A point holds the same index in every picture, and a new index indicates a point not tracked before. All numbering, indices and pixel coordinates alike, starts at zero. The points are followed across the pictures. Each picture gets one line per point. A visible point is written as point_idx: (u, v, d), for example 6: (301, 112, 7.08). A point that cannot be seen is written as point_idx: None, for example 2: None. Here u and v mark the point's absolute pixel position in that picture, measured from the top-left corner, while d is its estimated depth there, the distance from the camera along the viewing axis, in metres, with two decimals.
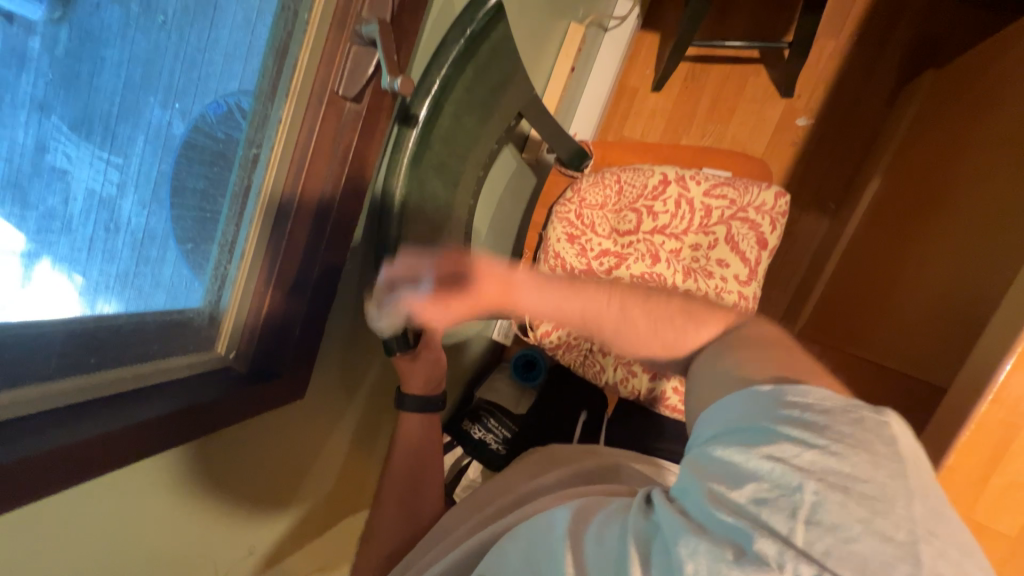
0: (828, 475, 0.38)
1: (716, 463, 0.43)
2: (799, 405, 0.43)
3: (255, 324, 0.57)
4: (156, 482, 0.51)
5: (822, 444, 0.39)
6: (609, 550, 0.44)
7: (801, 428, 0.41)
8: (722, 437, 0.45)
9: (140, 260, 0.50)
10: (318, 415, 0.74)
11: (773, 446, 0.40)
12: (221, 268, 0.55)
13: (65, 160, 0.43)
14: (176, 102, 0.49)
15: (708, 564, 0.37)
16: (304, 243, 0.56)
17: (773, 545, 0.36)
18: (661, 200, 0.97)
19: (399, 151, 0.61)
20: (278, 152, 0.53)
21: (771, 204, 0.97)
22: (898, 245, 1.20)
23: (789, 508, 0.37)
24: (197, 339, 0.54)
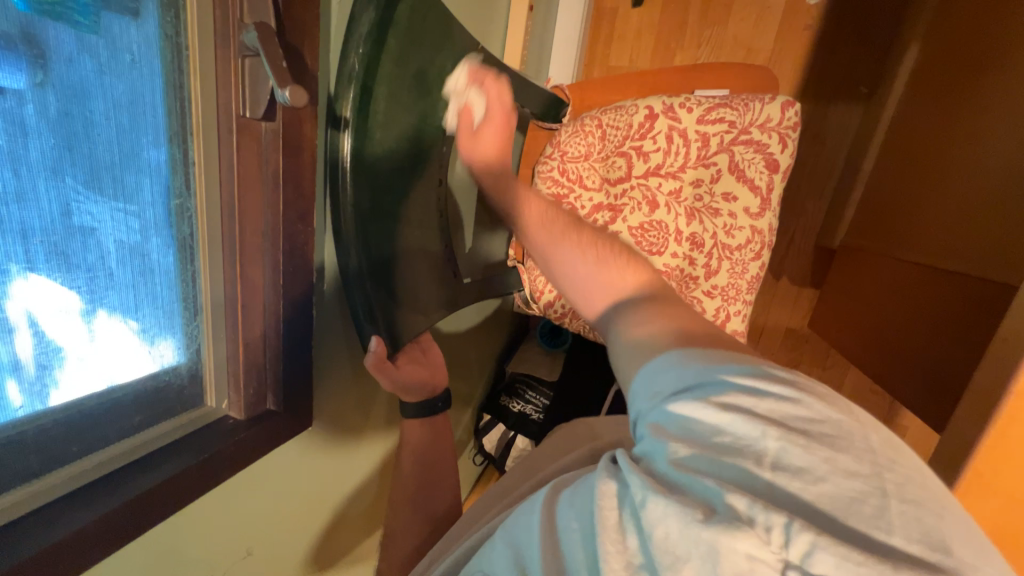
0: (787, 422, 0.33)
1: (670, 420, 0.37)
2: (760, 368, 0.38)
3: (237, 370, 0.57)
4: (208, 514, 0.56)
5: (785, 392, 0.35)
6: (584, 519, 0.37)
7: (757, 379, 0.37)
8: (677, 393, 0.39)
9: (177, 295, 0.52)
10: (336, 435, 0.75)
11: (733, 398, 0.35)
12: (196, 324, 0.54)
13: (89, 218, 0.43)
14: (169, 138, 0.47)
15: (680, 526, 0.30)
16: (263, 282, 0.54)
17: (743, 497, 0.30)
18: (650, 138, 0.86)
19: (337, 158, 0.56)
20: (205, 196, 0.50)
21: (778, 118, 0.84)
22: (945, 127, 1.03)
23: (754, 460, 0.32)
24: (185, 398, 0.55)
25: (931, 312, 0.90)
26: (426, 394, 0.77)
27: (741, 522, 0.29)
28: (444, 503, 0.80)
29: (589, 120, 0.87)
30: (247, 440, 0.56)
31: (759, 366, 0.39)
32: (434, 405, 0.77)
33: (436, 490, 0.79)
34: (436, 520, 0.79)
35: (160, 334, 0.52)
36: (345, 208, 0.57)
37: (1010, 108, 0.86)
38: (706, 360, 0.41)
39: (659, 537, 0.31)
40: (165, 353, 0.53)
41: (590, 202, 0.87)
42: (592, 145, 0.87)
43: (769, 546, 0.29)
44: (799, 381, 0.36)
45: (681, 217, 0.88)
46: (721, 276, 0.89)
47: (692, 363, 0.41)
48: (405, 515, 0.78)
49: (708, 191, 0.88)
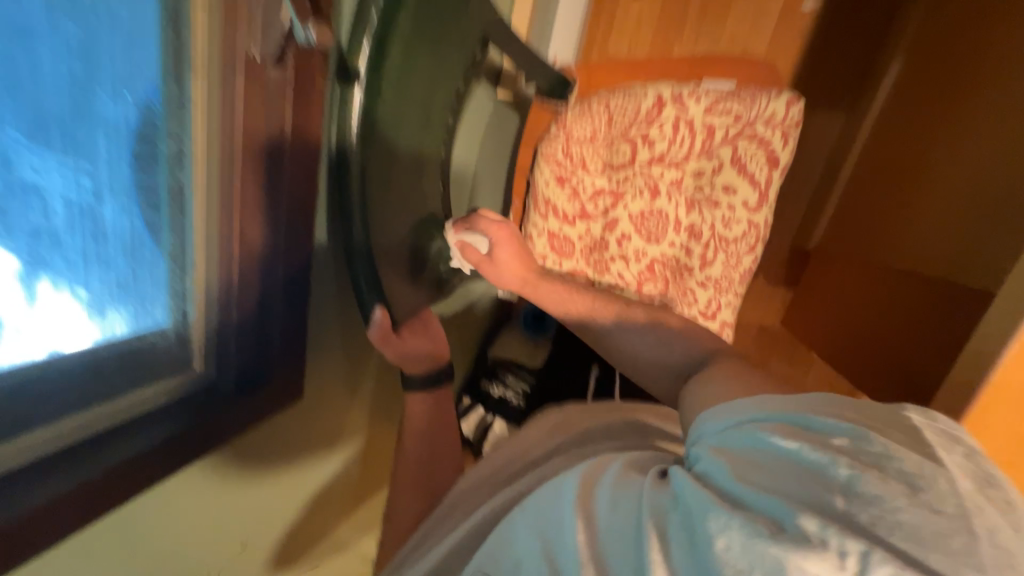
0: (859, 454, 0.36)
1: (739, 451, 0.41)
2: (826, 403, 0.41)
3: (225, 337, 0.52)
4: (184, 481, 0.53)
5: (854, 426, 0.38)
6: (628, 522, 0.41)
7: (826, 415, 0.40)
8: (742, 428, 0.43)
9: (137, 264, 0.49)
10: (324, 410, 0.72)
11: (797, 432, 0.39)
12: (177, 284, 0.50)
13: (33, 174, 0.40)
14: (131, 94, 0.44)
15: (742, 538, 0.34)
16: (261, 241, 0.50)
17: (815, 521, 0.33)
18: (657, 125, 0.87)
19: (345, 116, 0.53)
20: (200, 142, 0.46)
21: (782, 114, 0.86)
22: (923, 140, 1.09)
23: (822, 490, 0.35)
24: (172, 363, 0.51)
25: (902, 312, 0.96)
26: (429, 365, 0.74)
27: (814, 544, 0.32)
28: (434, 481, 0.78)
29: (596, 102, 0.85)
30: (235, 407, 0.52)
31: (819, 400, 0.42)
32: (440, 378, 0.75)
33: (427, 469, 0.77)
34: (424, 499, 0.78)
35: (115, 304, 0.48)
36: (353, 171, 0.54)
37: (985, 126, 0.93)
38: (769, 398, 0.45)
39: (721, 547, 0.35)
40: (116, 325, 0.48)
41: (592, 187, 0.88)
42: (598, 129, 0.86)
43: (844, 570, 0.31)
44: (872, 418, 0.39)
45: (681, 207, 0.91)
46: (715, 266, 0.93)
47: (761, 401, 0.45)
48: (393, 494, 0.76)
49: (708, 182, 0.91)
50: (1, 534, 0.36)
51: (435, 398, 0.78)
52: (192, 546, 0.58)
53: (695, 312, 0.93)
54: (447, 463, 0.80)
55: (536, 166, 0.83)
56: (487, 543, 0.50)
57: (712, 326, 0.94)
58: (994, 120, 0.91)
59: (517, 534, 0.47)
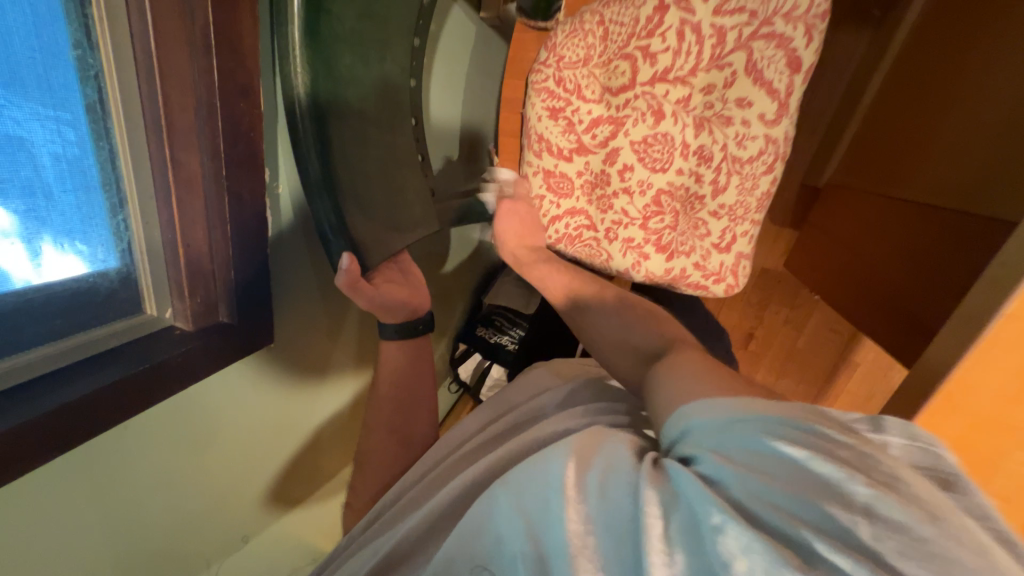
0: (874, 473, 0.34)
1: (743, 460, 0.39)
2: (827, 416, 0.40)
3: (177, 276, 0.50)
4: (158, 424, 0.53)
5: (862, 445, 0.36)
6: (622, 520, 0.39)
7: (833, 428, 0.38)
8: (743, 431, 0.40)
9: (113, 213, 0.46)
10: (304, 359, 0.71)
11: (808, 441, 0.37)
12: (122, 228, 0.47)
13: (14, 126, 0.38)
14: (81, 23, 0.39)
15: (765, 564, 0.31)
16: (202, 172, 0.45)
17: (842, 551, 0.31)
18: (658, 35, 0.76)
19: (284, 19, 0.45)
20: (111, 60, 0.41)
21: (806, 5, 0.74)
22: (959, 51, 0.96)
23: (840, 512, 0.33)
24: (120, 306, 0.48)
25: (914, 246, 0.91)
26: (408, 314, 0.72)
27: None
28: (419, 427, 0.78)
29: (587, 16, 0.77)
30: (203, 356, 0.50)
31: (819, 412, 0.40)
32: (415, 328, 0.73)
33: (411, 414, 0.77)
34: (409, 443, 0.78)
35: (103, 253, 0.47)
36: (297, 94, 0.48)
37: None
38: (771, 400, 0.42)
39: (739, 570, 0.32)
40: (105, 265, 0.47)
41: (589, 116, 0.81)
42: (592, 48, 0.78)
43: None
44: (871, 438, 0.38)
45: (688, 128, 0.82)
46: (729, 194, 0.85)
47: (758, 400, 0.42)
48: (379, 438, 0.77)
49: (719, 97, 0.81)
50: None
51: (418, 345, 0.76)
52: (180, 486, 0.59)
53: (707, 244, 0.87)
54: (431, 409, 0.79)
55: (537, 104, 0.80)
56: (476, 507, 0.48)
57: (726, 259, 0.88)
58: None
59: (498, 508, 0.46)
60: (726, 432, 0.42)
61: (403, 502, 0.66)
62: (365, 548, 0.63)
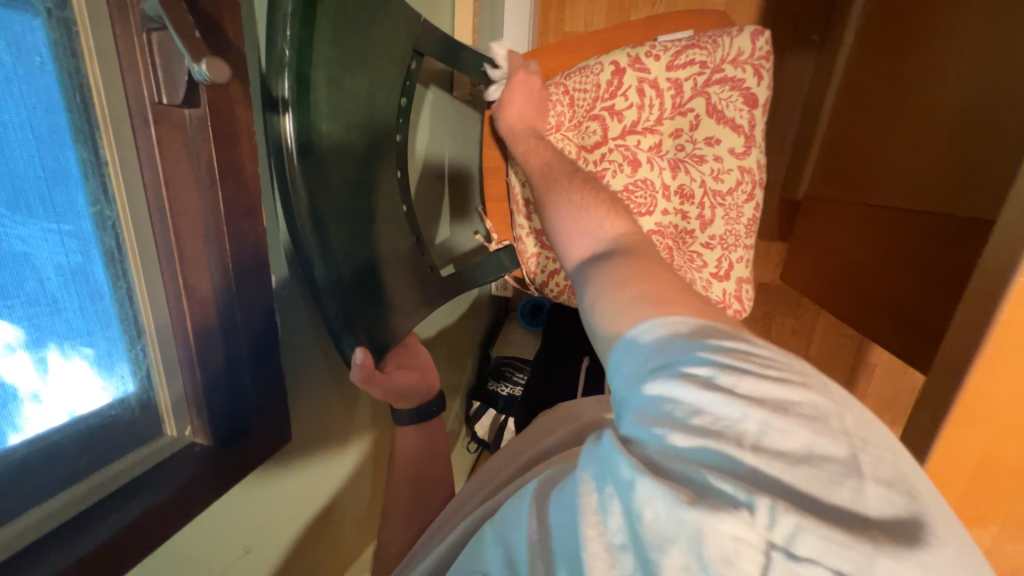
0: (769, 397, 0.32)
1: (650, 403, 0.36)
2: (726, 342, 0.38)
3: (193, 393, 0.51)
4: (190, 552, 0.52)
5: (759, 366, 0.35)
6: (564, 512, 0.35)
7: (733, 354, 0.36)
8: (656, 373, 0.38)
9: (120, 331, 0.47)
10: (319, 452, 0.71)
11: (707, 370, 0.35)
12: (138, 353, 0.48)
13: (19, 244, 0.38)
14: (98, 162, 0.42)
15: (666, 507, 0.29)
16: (214, 293, 0.48)
17: (729, 480, 0.30)
18: (620, 95, 0.82)
19: (280, 146, 0.49)
20: (128, 207, 0.43)
21: (749, 50, 0.83)
22: (899, 68, 1.04)
23: (733, 441, 0.31)
24: (140, 432, 0.49)
25: (898, 251, 0.94)
26: (421, 399, 0.72)
27: (725, 503, 0.29)
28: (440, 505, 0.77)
29: (553, 88, 0.82)
30: (220, 469, 0.51)
31: (718, 339, 0.38)
32: (428, 409, 0.73)
33: (430, 495, 0.76)
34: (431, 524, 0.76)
35: (112, 364, 0.47)
36: (300, 205, 0.50)
37: (967, 39, 0.87)
38: (684, 335, 0.40)
39: (648, 521, 0.30)
40: (116, 387, 0.47)
41: None
42: (562, 115, 0.82)
43: (757, 529, 0.28)
44: (770, 352, 0.37)
45: (665, 171, 0.85)
46: (717, 225, 0.88)
47: (676, 337, 0.40)
48: (399, 523, 0.75)
49: (689, 138, 0.85)
50: None
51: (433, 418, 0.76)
52: None
53: (707, 276, 0.88)
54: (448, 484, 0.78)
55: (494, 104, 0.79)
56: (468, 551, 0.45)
57: (728, 286, 0.90)
58: (971, 38, 0.86)
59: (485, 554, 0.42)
60: (642, 378, 0.39)
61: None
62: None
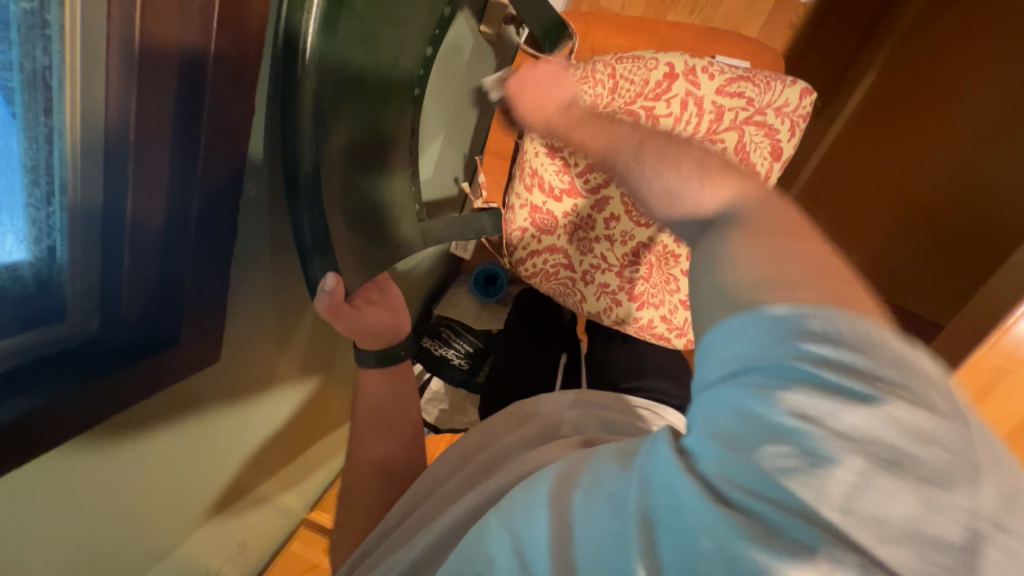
0: (871, 445, 0.25)
1: (722, 412, 0.29)
2: (844, 343, 0.28)
3: (115, 282, 0.41)
4: (75, 464, 0.45)
5: (877, 390, 0.26)
6: (602, 514, 0.31)
7: (847, 368, 0.27)
8: (739, 372, 0.30)
9: (32, 160, 0.35)
10: (245, 377, 0.63)
11: (806, 393, 0.27)
12: (47, 211, 0.37)
13: None
14: None
15: (724, 545, 0.25)
16: (172, 168, 0.39)
17: (807, 533, 0.24)
18: (664, 100, 0.76)
19: (298, 20, 0.40)
20: (76, 18, 0.32)
21: (795, 104, 0.77)
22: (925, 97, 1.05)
23: (817, 489, 0.25)
24: (38, 313, 0.38)
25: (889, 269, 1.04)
26: (386, 340, 0.65)
27: (801, 552, 0.24)
28: (397, 462, 0.70)
29: (600, 64, 0.75)
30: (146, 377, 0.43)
31: (834, 335, 0.28)
32: (395, 356, 0.66)
33: (362, 453, 0.69)
34: (394, 481, 0.70)
35: None
36: (304, 95, 0.43)
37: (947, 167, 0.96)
38: (801, 319, 0.29)
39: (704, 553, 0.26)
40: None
41: (584, 162, 0.84)
42: (601, 96, 0.75)
43: None
44: (901, 368, 0.27)
45: None
46: None
47: (791, 311, 0.30)
48: (359, 468, 0.69)
49: None
50: None
51: (400, 376, 0.69)
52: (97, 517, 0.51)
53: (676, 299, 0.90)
54: (407, 444, 0.70)
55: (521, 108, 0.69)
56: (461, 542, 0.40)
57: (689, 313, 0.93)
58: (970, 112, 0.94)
59: (487, 542, 0.38)
60: (724, 371, 0.31)
61: (385, 544, 0.62)
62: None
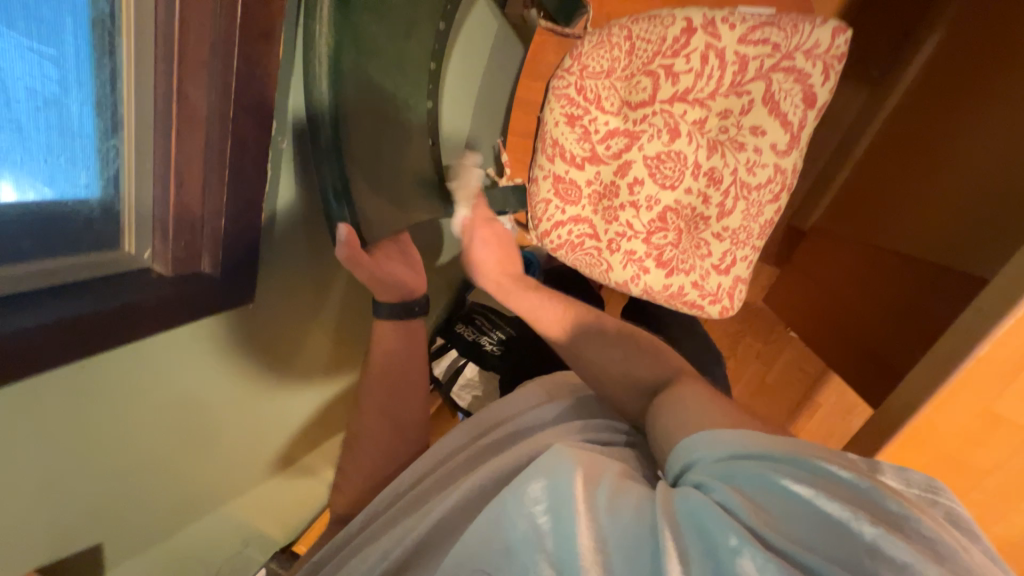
0: (878, 515, 0.38)
1: (749, 485, 0.42)
2: (836, 458, 0.43)
3: (162, 215, 0.47)
4: (121, 372, 0.52)
5: (867, 481, 0.40)
6: (630, 529, 0.41)
7: (843, 471, 0.41)
8: (746, 460, 0.45)
9: (100, 101, 0.43)
10: (271, 327, 0.70)
11: (818, 478, 0.41)
12: (109, 145, 0.44)
13: None
14: None
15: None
16: (207, 110, 0.44)
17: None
18: (683, 56, 0.75)
19: None
20: None
21: (827, 45, 0.70)
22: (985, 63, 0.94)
23: (848, 543, 0.36)
24: (96, 234, 0.45)
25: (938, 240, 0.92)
26: (400, 296, 0.70)
27: None
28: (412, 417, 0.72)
29: (616, 29, 0.76)
30: (182, 304, 0.48)
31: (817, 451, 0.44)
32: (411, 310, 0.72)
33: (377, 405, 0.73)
34: (406, 434, 0.73)
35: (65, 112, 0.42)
36: (321, 43, 0.47)
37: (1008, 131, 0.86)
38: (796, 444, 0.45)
39: None
40: (71, 160, 0.43)
41: (605, 127, 0.80)
42: (617, 61, 0.77)
43: None
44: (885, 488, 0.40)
45: (702, 149, 0.80)
46: (734, 217, 0.81)
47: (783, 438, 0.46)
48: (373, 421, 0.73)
49: (735, 122, 0.77)
50: None
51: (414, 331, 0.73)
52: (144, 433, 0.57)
53: (706, 265, 0.83)
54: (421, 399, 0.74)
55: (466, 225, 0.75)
56: (477, 519, 0.46)
57: (725, 282, 0.83)
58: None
59: (508, 521, 0.44)
60: (735, 459, 0.45)
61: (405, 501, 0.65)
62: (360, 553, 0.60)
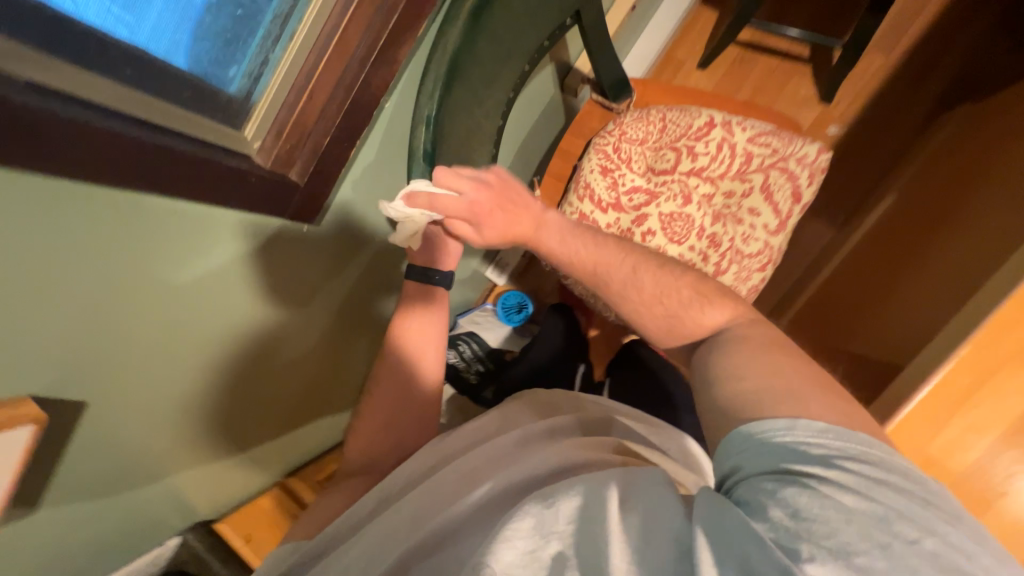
0: (917, 523, 0.41)
1: (796, 491, 0.44)
2: (871, 463, 0.46)
3: (285, 119, 0.56)
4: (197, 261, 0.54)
5: (903, 491, 0.43)
6: (665, 551, 0.44)
7: (876, 476, 0.44)
8: (791, 465, 0.46)
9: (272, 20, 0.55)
10: None
11: (861, 484, 0.43)
12: (264, 52, 0.55)
13: None
14: None
15: None
16: (356, 53, 0.55)
17: None
18: (703, 142, 0.94)
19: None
20: None
21: (813, 158, 0.92)
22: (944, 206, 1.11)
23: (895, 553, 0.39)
24: (231, 114, 0.52)
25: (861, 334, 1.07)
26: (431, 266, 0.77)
27: None
28: None
29: (654, 111, 0.93)
30: (269, 196, 0.55)
31: (852, 454, 0.47)
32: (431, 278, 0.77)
33: None
34: None
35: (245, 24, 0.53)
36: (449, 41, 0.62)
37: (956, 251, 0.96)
38: (832, 447, 0.47)
39: None
40: (234, 56, 0.53)
41: (631, 184, 0.94)
42: (650, 134, 0.94)
43: None
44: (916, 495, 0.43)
45: (707, 217, 0.95)
46: (726, 277, 0.95)
47: (818, 437, 0.48)
48: None
49: (737, 202, 0.95)
50: (96, 164, 0.38)
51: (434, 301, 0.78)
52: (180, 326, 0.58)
53: None
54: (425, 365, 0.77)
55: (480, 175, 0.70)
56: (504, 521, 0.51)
57: None
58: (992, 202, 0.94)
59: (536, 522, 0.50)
60: (777, 460, 0.47)
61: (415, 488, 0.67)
62: (374, 529, 0.63)
